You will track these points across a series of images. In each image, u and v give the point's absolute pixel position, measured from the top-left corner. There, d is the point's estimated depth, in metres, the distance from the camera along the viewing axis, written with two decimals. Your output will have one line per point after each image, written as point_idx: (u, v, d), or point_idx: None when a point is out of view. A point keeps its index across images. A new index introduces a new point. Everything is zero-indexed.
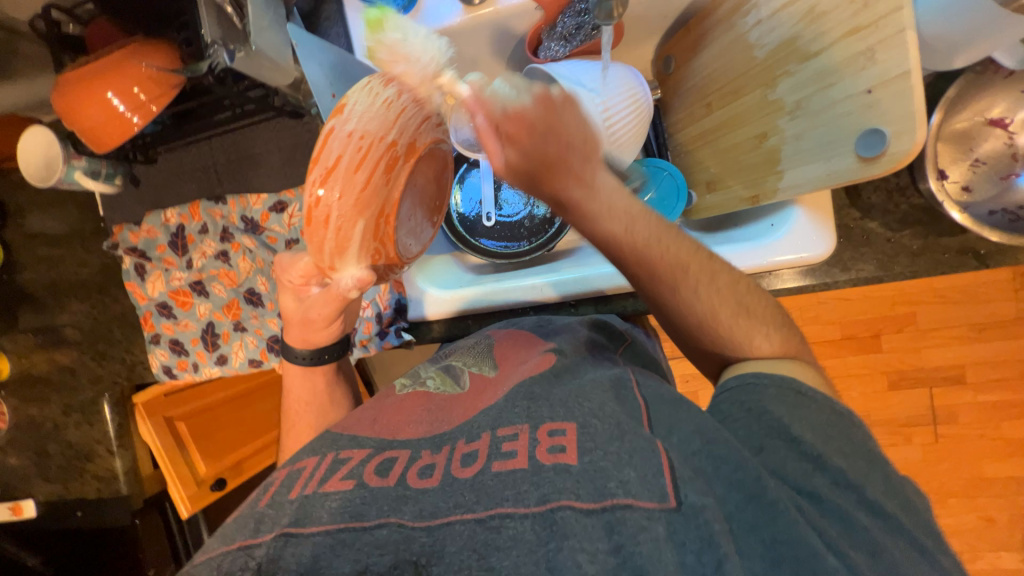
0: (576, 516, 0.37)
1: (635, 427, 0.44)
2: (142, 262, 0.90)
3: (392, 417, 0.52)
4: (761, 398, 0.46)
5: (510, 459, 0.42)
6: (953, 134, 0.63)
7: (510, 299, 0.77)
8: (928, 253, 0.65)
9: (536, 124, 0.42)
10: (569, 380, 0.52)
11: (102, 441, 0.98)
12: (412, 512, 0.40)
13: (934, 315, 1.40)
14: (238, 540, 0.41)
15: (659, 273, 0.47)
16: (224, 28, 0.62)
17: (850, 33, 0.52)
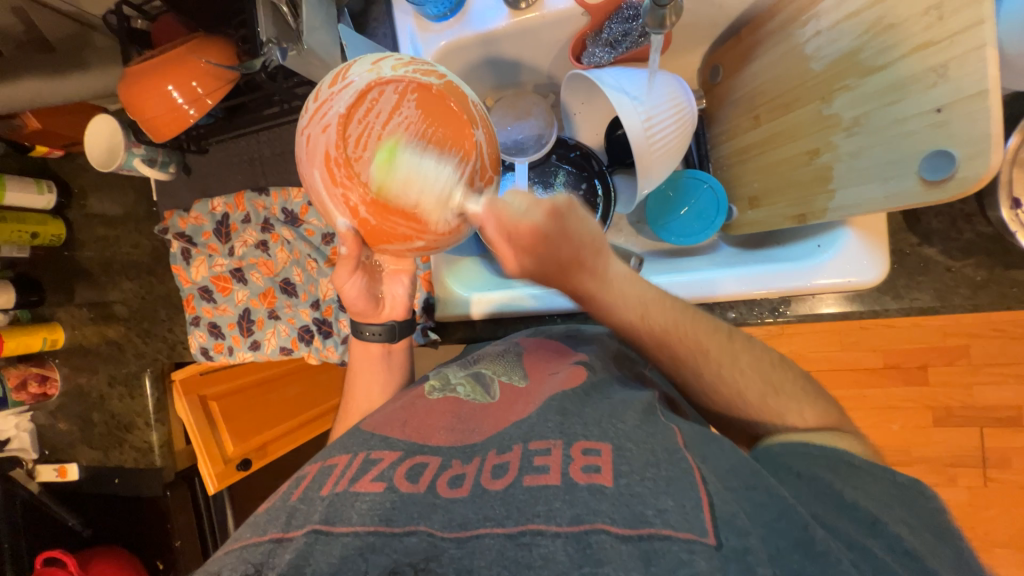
0: (611, 541, 0.36)
1: (671, 456, 0.43)
2: (188, 247, 0.93)
3: (420, 419, 0.52)
4: (811, 466, 0.45)
5: (543, 474, 0.42)
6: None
7: (536, 305, 0.76)
8: (993, 285, 0.60)
9: (548, 236, 0.50)
10: (602, 399, 0.51)
11: (141, 414, 1.04)
12: (441, 522, 0.40)
13: (991, 350, 1.30)
14: (271, 531, 0.42)
15: (682, 354, 0.55)
16: (279, 27, 0.63)
17: (920, 48, 0.49)
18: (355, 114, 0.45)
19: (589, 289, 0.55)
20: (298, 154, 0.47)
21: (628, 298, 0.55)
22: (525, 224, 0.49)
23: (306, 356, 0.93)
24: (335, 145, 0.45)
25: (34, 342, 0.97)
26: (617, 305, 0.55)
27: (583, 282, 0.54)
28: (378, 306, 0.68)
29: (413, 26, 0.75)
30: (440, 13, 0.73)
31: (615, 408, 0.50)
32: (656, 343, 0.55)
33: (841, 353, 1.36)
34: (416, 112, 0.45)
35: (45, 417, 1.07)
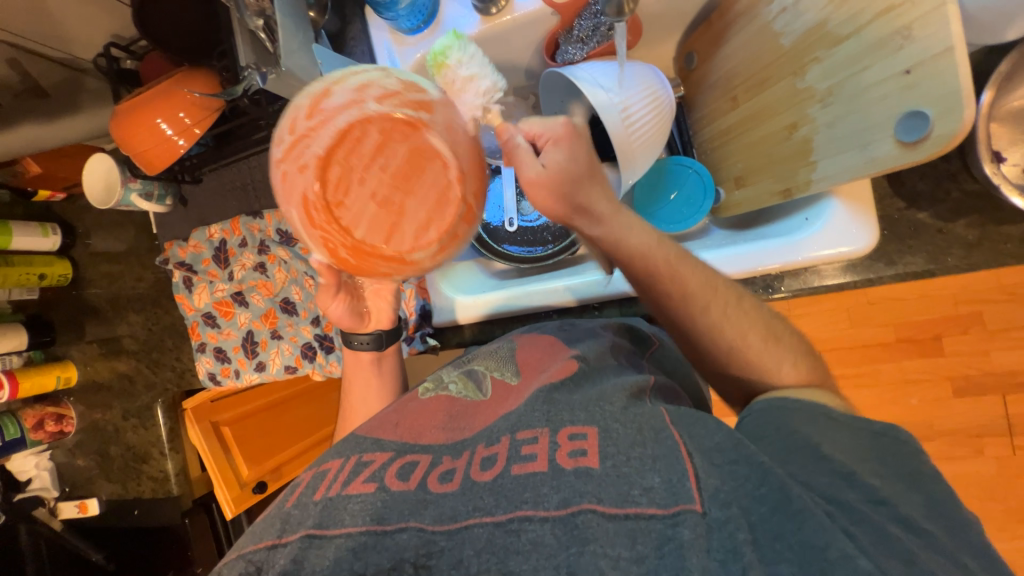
0: (598, 520, 0.37)
1: (657, 433, 0.43)
2: (189, 275, 0.95)
3: (413, 420, 0.53)
4: (792, 419, 0.45)
5: (530, 462, 0.42)
6: (1010, 114, 0.58)
7: (532, 303, 0.77)
8: (987, 243, 0.59)
9: (573, 140, 0.54)
10: (590, 387, 0.52)
11: (155, 444, 1.06)
12: (432, 516, 0.40)
13: (1004, 314, 1.28)
14: (266, 539, 0.42)
15: (694, 289, 0.53)
16: (257, 53, 0.66)
17: (883, 12, 0.49)
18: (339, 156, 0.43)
19: (599, 212, 0.55)
20: (273, 185, 0.45)
21: (636, 230, 0.55)
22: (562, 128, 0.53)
23: (311, 373, 0.94)
24: (313, 188, 0.43)
25: (49, 382, 0.99)
26: (623, 235, 0.55)
27: (597, 201, 0.55)
28: (365, 320, 0.69)
29: (389, 40, 0.77)
30: (415, 25, 0.75)
31: (604, 391, 0.50)
32: (663, 273, 0.54)
33: (849, 331, 1.34)
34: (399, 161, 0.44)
35: (63, 455, 1.09)
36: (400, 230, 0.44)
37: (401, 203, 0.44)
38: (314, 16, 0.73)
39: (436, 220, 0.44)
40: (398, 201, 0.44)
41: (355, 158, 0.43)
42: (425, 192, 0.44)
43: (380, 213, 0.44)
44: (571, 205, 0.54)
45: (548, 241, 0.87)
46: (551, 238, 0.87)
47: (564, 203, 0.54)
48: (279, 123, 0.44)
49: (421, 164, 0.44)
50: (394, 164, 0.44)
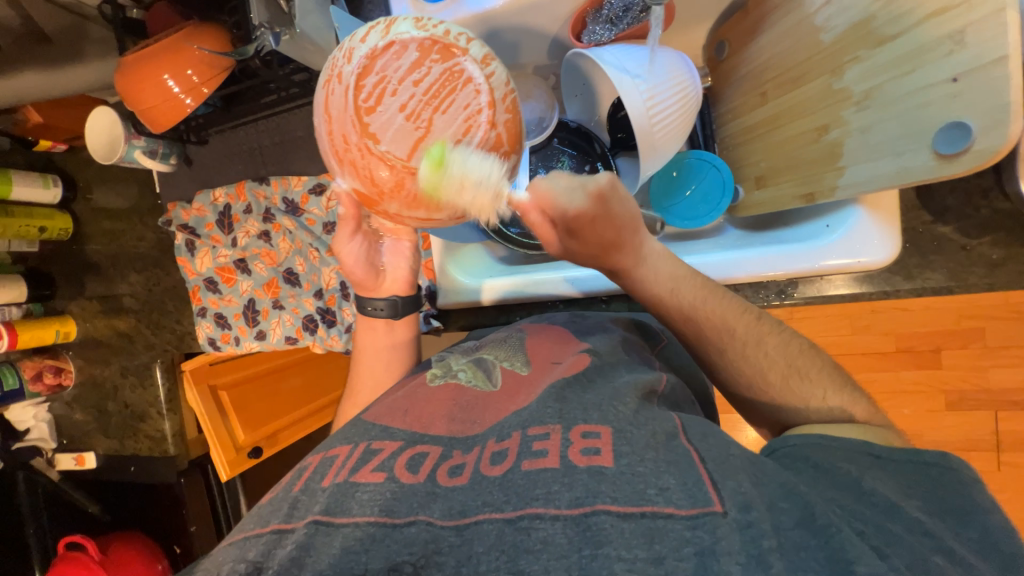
0: (612, 521, 0.36)
1: (668, 440, 0.43)
2: (192, 238, 0.94)
3: (421, 409, 0.53)
4: (832, 457, 0.44)
5: (541, 458, 0.42)
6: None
7: (540, 292, 0.76)
8: (1011, 263, 0.58)
9: (597, 218, 0.51)
10: (602, 384, 0.51)
11: (153, 404, 1.06)
12: (441, 510, 0.40)
13: (1006, 332, 1.32)
14: (273, 522, 0.43)
15: (706, 335, 0.55)
16: (270, 11, 0.62)
17: (937, 13, 0.46)
18: (413, 56, 0.40)
19: (626, 269, 0.57)
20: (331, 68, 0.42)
21: (658, 277, 0.57)
22: (574, 210, 0.50)
23: (311, 345, 0.93)
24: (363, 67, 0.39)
25: (47, 335, 0.98)
26: (650, 285, 0.57)
27: (623, 260, 0.56)
28: (378, 277, 0.69)
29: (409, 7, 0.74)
30: None
31: (616, 390, 0.49)
32: (685, 324, 0.56)
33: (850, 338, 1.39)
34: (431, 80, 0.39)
35: (61, 408, 1.09)
36: (425, 147, 0.39)
37: (428, 120, 0.38)
38: None
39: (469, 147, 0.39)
40: (425, 115, 0.38)
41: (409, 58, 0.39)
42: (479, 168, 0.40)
43: (408, 126, 0.39)
44: (590, 262, 0.57)
45: None
46: None
47: (587, 262, 0.58)
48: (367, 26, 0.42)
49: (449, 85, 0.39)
50: (427, 80, 0.39)
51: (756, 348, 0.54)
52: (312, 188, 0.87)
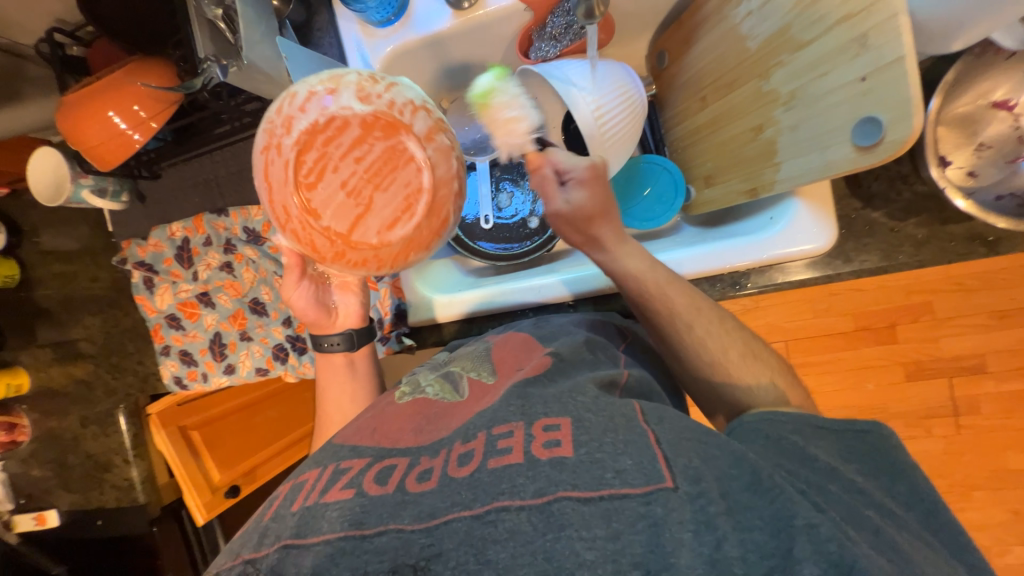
0: (574, 506, 0.38)
1: (627, 422, 0.44)
2: (149, 275, 0.92)
3: (390, 426, 0.52)
4: (780, 429, 0.47)
5: (505, 455, 0.43)
6: (954, 118, 0.57)
7: (510, 300, 0.78)
8: (934, 241, 0.62)
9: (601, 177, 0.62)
10: (557, 386, 0.51)
11: (119, 451, 1.05)
12: (411, 516, 0.40)
13: (951, 304, 1.42)
14: (244, 555, 0.43)
15: (679, 315, 0.59)
16: (218, 45, 0.64)
17: (843, 21, 0.51)
18: (352, 133, 0.39)
19: (610, 245, 0.63)
20: (269, 135, 0.41)
21: (640, 258, 0.62)
22: (583, 167, 0.61)
23: (283, 374, 0.92)
24: (298, 143, 0.39)
25: None
26: (631, 264, 0.62)
27: (609, 233, 0.62)
28: (331, 315, 0.69)
29: (359, 33, 0.76)
30: (384, 18, 0.74)
31: (574, 384, 0.51)
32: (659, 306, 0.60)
33: (812, 320, 1.48)
34: (372, 161, 0.39)
35: (15, 466, 1.00)
36: (365, 222, 0.40)
37: (369, 198, 0.39)
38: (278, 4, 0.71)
39: (408, 222, 0.40)
40: (366, 194, 0.39)
41: (347, 133, 0.39)
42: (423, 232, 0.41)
43: (349, 203, 0.39)
44: (578, 231, 0.63)
45: (521, 238, 0.89)
46: (524, 236, 0.89)
47: (574, 234, 0.63)
48: (307, 87, 0.40)
49: (391, 164, 0.39)
50: (369, 159, 0.39)
51: (718, 329, 0.59)
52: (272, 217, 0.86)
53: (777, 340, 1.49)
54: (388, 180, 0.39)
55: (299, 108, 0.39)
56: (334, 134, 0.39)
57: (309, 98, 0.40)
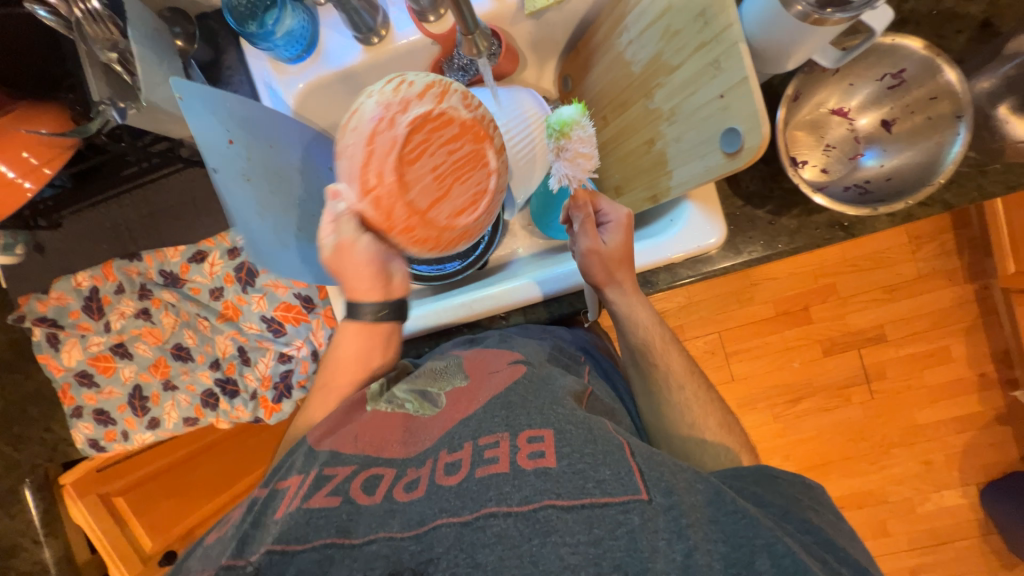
0: (557, 513, 0.43)
1: (605, 433, 0.50)
2: (54, 331, 0.84)
3: (372, 432, 0.57)
4: (742, 482, 0.52)
5: (492, 464, 0.48)
6: (800, 127, 0.69)
7: (479, 308, 0.77)
8: (804, 231, 0.71)
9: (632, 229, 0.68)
10: (538, 383, 0.58)
11: (26, 532, 0.93)
12: (400, 524, 0.45)
13: (851, 283, 1.60)
14: (224, 560, 0.47)
15: (670, 377, 0.70)
16: (115, 87, 0.61)
17: (699, 48, 0.59)
18: (453, 133, 0.55)
19: (627, 290, 0.69)
20: (381, 114, 0.54)
21: (647, 311, 0.71)
22: (621, 216, 0.66)
23: (215, 422, 0.87)
24: (411, 134, 0.53)
25: None
26: (639, 314, 0.70)
27: (626, 280, 0.68)
28: (387, 281, 0.63)
29: (270, 70, 0.76)
30: (296, 54, 0.75)
31: (553, 394, 0.56)
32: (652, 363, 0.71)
33: (740, 309, 1.62)
34: (461, 158, 0.55)
35: None
36: (441, 203, 0.55)
37: (449, 187, 0.55)
38: (182, 44, 0.74)
39: (472, 213, 0.57)
40: (448, 182, 0.55)
41: (451, 132, 0.55)
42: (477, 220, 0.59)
43: (435, 188, 0.54)
44: (603, 272, 0.67)
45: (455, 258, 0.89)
46: (457, 256, 0.89)
47: (598, 273, 0.68)
48: (426, 84, 0.55)
49: (472, 167, 0.56)
50: (459, 155, 0.55)
51: (697, 395, 0.69)
52: (191, 257, 0.83)
53: (710, 331, 1.62)
54: (472, 179, 0.56)
55: (418, 101, 0.54)
56: (441, 130, 0.55)
57: (424, 96, 0.55)
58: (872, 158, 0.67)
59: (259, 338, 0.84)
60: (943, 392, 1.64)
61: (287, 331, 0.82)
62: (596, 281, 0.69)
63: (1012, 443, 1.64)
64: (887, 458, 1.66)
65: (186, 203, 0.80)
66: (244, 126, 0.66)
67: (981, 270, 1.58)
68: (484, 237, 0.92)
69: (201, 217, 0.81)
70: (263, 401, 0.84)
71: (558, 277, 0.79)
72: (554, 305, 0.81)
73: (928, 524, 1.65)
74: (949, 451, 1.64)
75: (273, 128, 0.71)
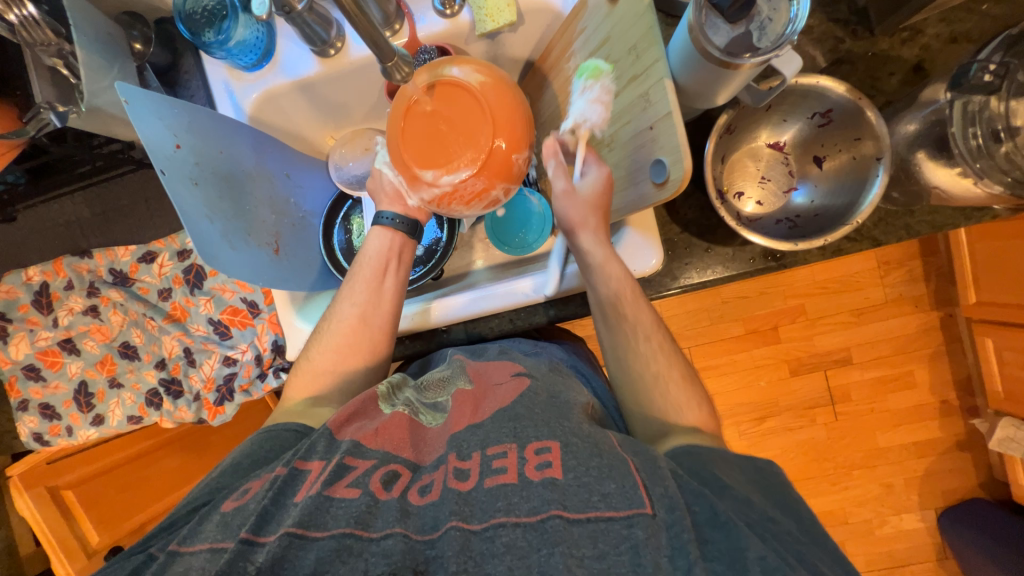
0: (564, 524, 0.44)
1: (608, 445, 0.52)
2: (3, 324, 0.86)
3: (392, 430, 0.58)
4: (721, 461, 0.53)
5: (501, 474, 0.50)
6: (735, 160, 0.71)
7: (484, 306, 0.80)
8: (738, 259, 0.72)
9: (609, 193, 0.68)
10: (546, 399, 0.59)
11: None
12: (415, 526, 0.48)
13: (819, 304, 1.63)
14: (244, 532, 0.47)
15: (638, 330, 0.66)
16: (58, 88, 0.63)
17: (632, 79, 0.60)
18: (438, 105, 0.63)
19: (601, 241, 0.67)
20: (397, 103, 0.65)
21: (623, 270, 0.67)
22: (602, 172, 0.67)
23: (159, 421, 0.88)
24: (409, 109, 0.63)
25: None
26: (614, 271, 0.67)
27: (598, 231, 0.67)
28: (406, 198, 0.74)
29: (226, 77, 0.78)
30: (252, 61, 0.76)
31: (561, 411, 0.57)
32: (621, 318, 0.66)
33: (710, 326, 1.64)
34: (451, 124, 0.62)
35: None
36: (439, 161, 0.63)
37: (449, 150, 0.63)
38: (139, 47, 0.74)
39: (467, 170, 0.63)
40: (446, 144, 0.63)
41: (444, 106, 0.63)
42: (487, 171, 0.63)
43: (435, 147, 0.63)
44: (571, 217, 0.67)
45: (420, 263, 0.94)
46: (422, 261, 0.94)
47: (568, 218, 0.67)
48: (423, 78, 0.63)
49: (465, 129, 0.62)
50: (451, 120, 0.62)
51: (667, 366, 0.64)
52: (141, 257, 0.84)
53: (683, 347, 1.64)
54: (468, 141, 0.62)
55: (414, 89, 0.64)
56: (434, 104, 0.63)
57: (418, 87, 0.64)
58: (801, 194, 0.69)
59: (205, 340, 0.85)
60: (906, 417, 1.65)
61: (233, 335, 0.84)
62: (568, 224, 0.68)
63: (973, 470, 1.65)
64: (849, 479, 1.67)
65: (139, 203, 0.81)
66: (189, 133, 0.65)
67: (947, 298, 1.60)
68: (438, 248, 0.93)
69: (151, 216, 0.81)
70: (207, 403, 0.86)
71: (561, 278, 0.79)
72: (495, 321, 0.82)
73: (886, 546, 1.67)
74: (910, 475, 1.66)
75: (224, 134, 0.70)
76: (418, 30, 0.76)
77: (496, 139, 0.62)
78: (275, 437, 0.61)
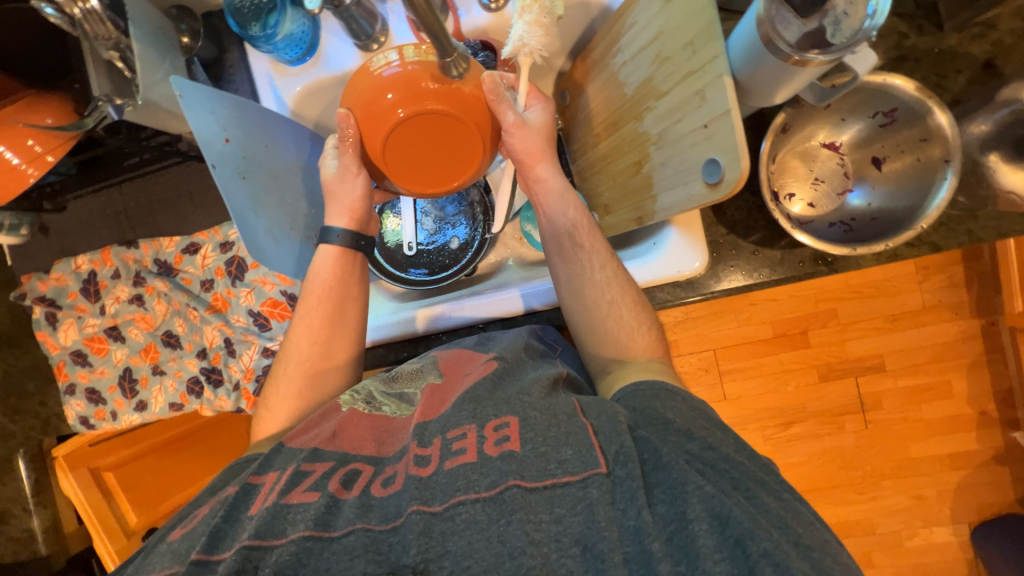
0: (521, 492, 0.44)
1: (568, 416, 0.51)
2: (53, 311, 0.88)
3: (351, 431, 0.57)
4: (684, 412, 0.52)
5: (460, 455, 0.48)
6: (785, 163, 0.69)
7: (498, 306, 0.80)
8: (788, 263, 0.70)
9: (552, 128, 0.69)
10: (512, 380, 0.58)
11: (15, 501, 0.99)
12: (377, 518, 0.46)
13: (853, 309, 1.58)
14: (193, 554, 0.45)
15: (601, 265, 0.66)
16: (115, 83, 0.65)
17: (686, 77, 0.59)
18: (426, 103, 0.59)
19: (547, 175, 0.68)
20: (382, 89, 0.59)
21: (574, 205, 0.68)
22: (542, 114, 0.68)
23: (199, 409, 0.91)
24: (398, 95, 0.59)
25: None
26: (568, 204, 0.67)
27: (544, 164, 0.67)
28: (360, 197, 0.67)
29: (270, 71, 0.78)
30: (296, 56, 0.76)
31: (521, 384, 0.57)
32: (574, 250, 0.67)
33: (737, 329, 1.60)
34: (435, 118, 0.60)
35: None
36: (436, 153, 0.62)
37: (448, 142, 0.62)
38: (187, 41, 0.75)
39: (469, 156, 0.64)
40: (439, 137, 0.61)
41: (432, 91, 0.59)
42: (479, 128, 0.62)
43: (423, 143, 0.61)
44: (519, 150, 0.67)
45: (449, 262, 0.94)
46: (450, 259, 0.94)
47: (519, 157, 0.67)
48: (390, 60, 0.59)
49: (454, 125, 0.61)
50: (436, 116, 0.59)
51: (628, 305, 0.65)
52: (185, 248, 0.86)
53: (706, 350, 1.61)
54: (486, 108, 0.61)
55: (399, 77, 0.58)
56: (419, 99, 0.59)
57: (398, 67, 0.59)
58: (858, 197, 0.66)
59: (245, 331, 0.89)
60: (941, 427, 1.60)
61: (272, 327, 0.87)
62: (523, 156, 0.67)
63: (1009, 485, 1.59)
64: (878, 489, 1.62)
65: (182, 195, 0.84)
66: (236, 126, 0.65)
67: (988, 306, 1.53)
68: (474, 242, 0.94)
69: (195, 210, 0.84)
70: (245, 393, 0.89)
71: None
72: (527, 318, 0.82)
73: (912, 558, 1.62)
74: (943, 488, 1.60)
75: (269, 130, 0.70)
76: (462, 23, 0.75)
77: (439, 110, 0.59)
78: (230, 467, 0.58)
